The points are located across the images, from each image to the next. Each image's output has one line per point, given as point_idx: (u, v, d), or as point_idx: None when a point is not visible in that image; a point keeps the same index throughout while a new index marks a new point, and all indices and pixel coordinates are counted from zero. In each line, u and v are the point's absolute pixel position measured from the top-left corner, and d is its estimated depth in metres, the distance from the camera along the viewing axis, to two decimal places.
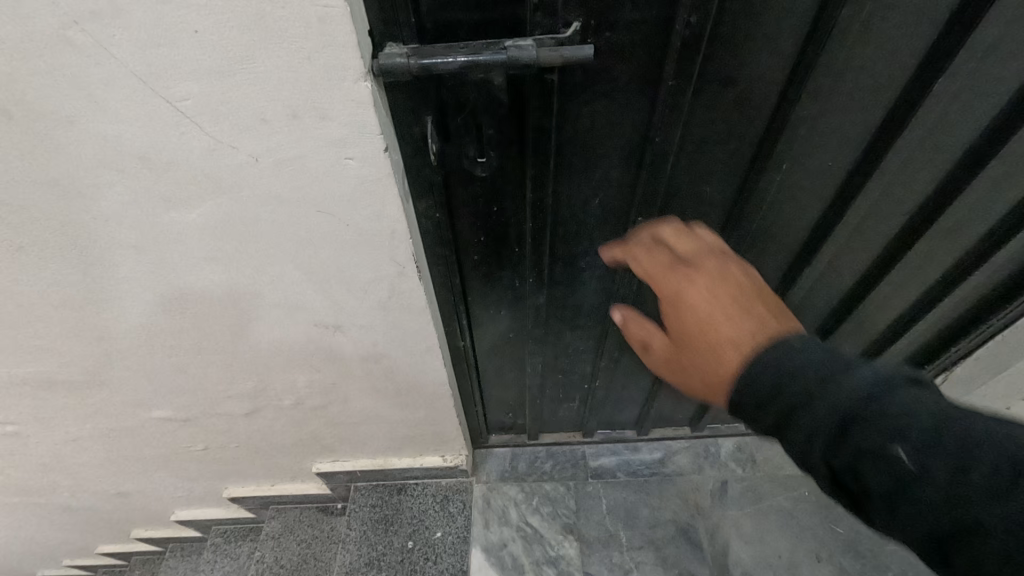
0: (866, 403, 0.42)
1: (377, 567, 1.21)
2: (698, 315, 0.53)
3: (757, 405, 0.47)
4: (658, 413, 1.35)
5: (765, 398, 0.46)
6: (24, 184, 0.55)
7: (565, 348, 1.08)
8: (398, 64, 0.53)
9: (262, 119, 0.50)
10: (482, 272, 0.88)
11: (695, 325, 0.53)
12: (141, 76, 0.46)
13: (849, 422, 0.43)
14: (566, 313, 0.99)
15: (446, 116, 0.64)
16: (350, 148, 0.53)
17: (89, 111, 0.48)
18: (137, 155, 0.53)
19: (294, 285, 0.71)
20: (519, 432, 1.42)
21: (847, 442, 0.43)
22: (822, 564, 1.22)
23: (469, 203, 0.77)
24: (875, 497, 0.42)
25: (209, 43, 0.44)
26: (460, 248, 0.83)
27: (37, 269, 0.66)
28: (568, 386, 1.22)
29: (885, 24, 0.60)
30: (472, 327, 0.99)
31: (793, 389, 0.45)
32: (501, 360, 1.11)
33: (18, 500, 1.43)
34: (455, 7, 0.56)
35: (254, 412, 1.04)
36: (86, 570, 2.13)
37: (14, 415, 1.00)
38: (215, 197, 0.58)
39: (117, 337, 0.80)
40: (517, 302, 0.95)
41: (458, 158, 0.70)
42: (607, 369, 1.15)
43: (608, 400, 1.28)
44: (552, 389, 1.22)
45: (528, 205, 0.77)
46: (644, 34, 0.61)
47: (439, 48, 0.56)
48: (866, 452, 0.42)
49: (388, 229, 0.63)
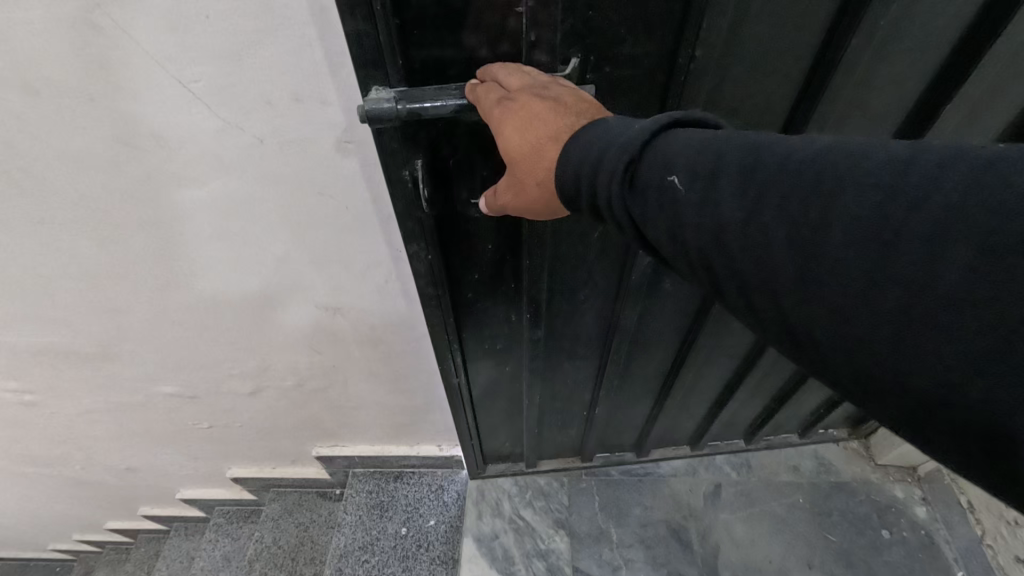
0: (821, 208, 0.31)
1: (370, 550, 1.23)
2: (527, 137, 0.46)
3: (700, 256, 0.36)
4: (658, 435, 1.32)
5: (705, 240, 0.35)
6: (48, 158, 0.59)
7: (564, 376, 1.07)
8: (385, 111, 0.49)
9: (267, 102, 0.53)
10: (476, 307, 0.83)
11: (526, 149, 0.46)
12: (156, 58, 0.50)
13: (806, 236, 0.31)
14: (566, 342, 0.97)
15: (438, 155, 0.59)
16: (349, 132, 0.56)
17: (108, 90, 0.52)
18: (151, 134, 0.56)
19: (296, 265, 0.75)
20: (516, 461, 1.36)
21: (808, 269, 0.31)
22: (814, 571, 1.21)
23: (463, 243, 0.71)
24: (876, 351, 0.29)
25: (221, 30, 0.47)
26: (455, 285, 0.77)
27: (54, 240, 0.70)
28: (566, 412, 1.19)
29: (895, 51, 0.60)
30: (467, 364, 0.95)
31: (731, 218, 0.34)
32: (499, 399, 1.08)
33: (32, 470, 1.49)
34: (444, 44, 0.50)
35: (257, 392, 1.08)
36: (95, 544, 2.20)
37: (30, 385, 1.05)
38: (221, 175, 0.61)
39: (128, 312, 0.84)
40: (511, 341, 0.93)
41: (450, 201, 0.64)
42: (604, 392, 1.13)
43: (607, 425, 1.27)
44: (550, 417, 1.19)
45: (523, 242, 0.72)
46: (648, 67, 0.57)
47: (431, 88, 0.52)
48: (834, 279, 0.30)
49: (386, 214, 0.66)
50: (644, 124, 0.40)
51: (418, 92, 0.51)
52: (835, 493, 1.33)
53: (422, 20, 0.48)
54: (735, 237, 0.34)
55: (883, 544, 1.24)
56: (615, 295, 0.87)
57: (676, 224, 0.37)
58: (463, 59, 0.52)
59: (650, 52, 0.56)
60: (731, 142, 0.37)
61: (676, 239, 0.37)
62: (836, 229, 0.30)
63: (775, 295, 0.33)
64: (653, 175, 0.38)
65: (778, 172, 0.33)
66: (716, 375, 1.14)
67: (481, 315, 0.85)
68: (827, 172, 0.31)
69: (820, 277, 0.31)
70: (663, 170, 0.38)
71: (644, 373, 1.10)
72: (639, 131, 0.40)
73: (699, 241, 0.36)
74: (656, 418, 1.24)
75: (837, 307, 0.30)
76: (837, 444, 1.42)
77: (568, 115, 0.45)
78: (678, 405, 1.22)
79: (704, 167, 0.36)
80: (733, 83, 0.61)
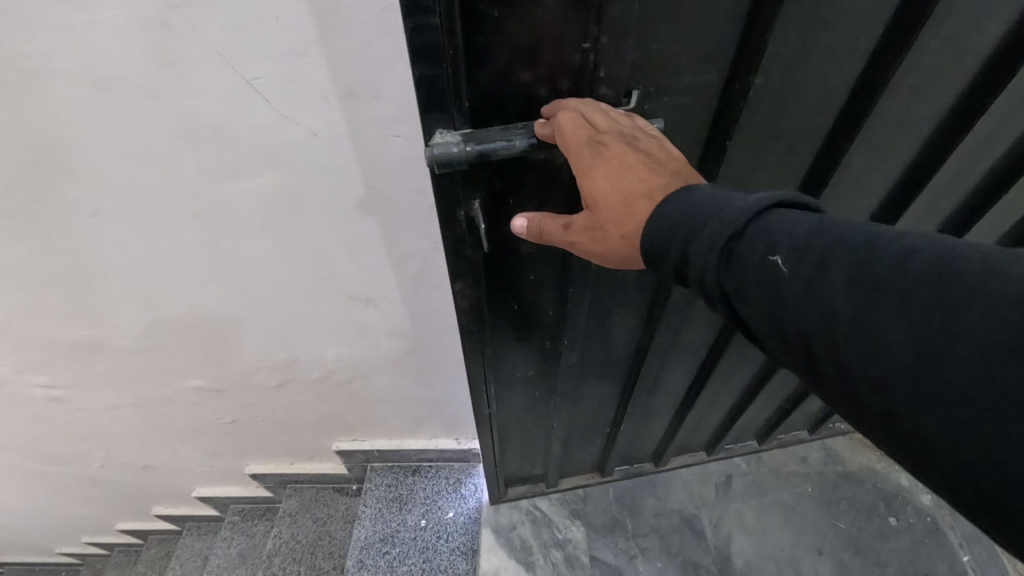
0: (933, 316, 0.32)
1: (390, 542, 1.26)
2: (624, 189, 0.50)
3: (800, 341, 0.38)
4: (678, 445, 1.33)
5: (805, 325, 0.37)
6: (110, 152, 0.62)
7: (588, 397, 1.08)
8: (455, 153, 0.52)
9: (323, 97, 0.57)
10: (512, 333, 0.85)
11: (621, 199, 0.51)
12: (224, 56, 0.53)
13: (913, 341, 0.33)
14: (594, 363, 0.98)
15: (494, 192, 0.62)
16: (397, 126, 0.60)
17: (175, 87, 0.55)
18: (210, 128, 0.60)
19: (334, 257, 0.78)
20: (536, 482, 1.34)
21: (914, 372, 0.33)
22: (824, 557, 1.24)
23: (509, 273, 0.74)
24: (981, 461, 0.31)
25: (288, 30, 0.51)
26: (495, 315, 0.80)
27: (103, 232, 0.72)
28: (588, 430, 1.20)
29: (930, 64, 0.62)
30: (497, 394, 0.98)
31: (836, 311, 0.36)
32: (526, 421, 1.09)
33: (50, 469, 1.51)
34: (508, 82, 0.53)
35: (283, 385, 1.10)
36: (103, 547, 2.19)
37: (60, 380, 1.08)
38: (272, 168, 0.64)
39: (166, 304, 0.87)
40: (543, 365, 0.95)
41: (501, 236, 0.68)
42: (630, 409, 1.13)
43: (629, 442, 1.26)
44: (574, 438, 1.20)
45: (566, 270, 0.75)
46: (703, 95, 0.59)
47: (496, 129, 0.55)
48: (943, 386, 0.32)
49: (425, 204, 0.70)
50: (746, 201, 0.42)
51: (483, 133, 0.54)
52: (843, 482, 1.36)
53: (489, 59, 0.50)
54: (840, 327, 0.36)
55: (890, 531, 1.28)
56: (648, 306, 0.87)
57: (777, 306, 0.39)
58: (522, 97, 0.55)
59: (704, 83, 0.57)
60: (839, 230, 0.38)
61: (769, 314, 0.39)
62: (948, 339, 0.32)
63: (875, 388, 0.35)
64: (754, 255, 0.40)
65: (890, 273, 0.35)
66: (735, 381, 1.16)
67: (517, 333, 0.86)
68: (945, 281, 0.33)
69: (927, 383, 0.32)
70: (765, 252, 0.39)
71: (670, 386, 1.11)
72: (738, 209, 0.41)
73: (800, 324, 0.38)
74: (677, 428, 1.24)
75: (942, 411, 0.32)
76: (844, 437, 1.45)
77: (663, 175, 0.50)
78: (698, 415, 1.23)
79: (811, 257, 0.37)
80: (781, 105, 0.62)
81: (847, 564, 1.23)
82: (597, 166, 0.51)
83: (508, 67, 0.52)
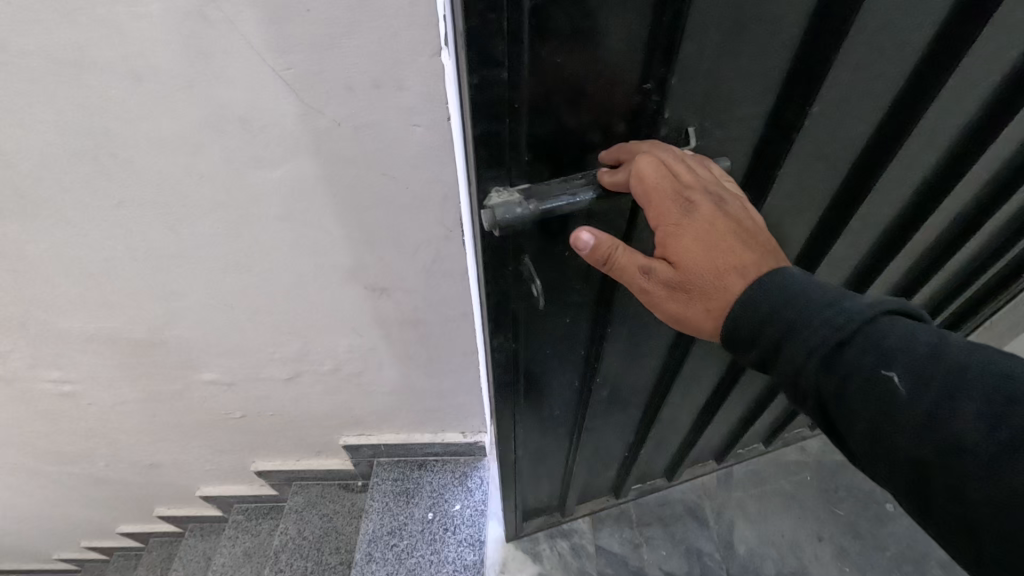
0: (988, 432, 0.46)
1: (399, 534, 1.29)
2: (719, 259, 0.60)
3: (876, 423, 0.51)
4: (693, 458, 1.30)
5: (879, 412, 0.51)
6: (139, 143, 0.64)
7: (608, 422, 1.07)
8: (521, 215, 0.58)
9: (349, 88, 0.59)
10: (541, 368, 0.86)
11: (714, 266, 0.60)
12: (255, 47, 0.56)
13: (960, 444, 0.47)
14: (616, 388, 0.99)
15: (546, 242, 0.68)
16: (418, 116, 0.62)
17: (207, 77, 0.58)
18: (239, 118, 0.62)
19: (350, 246, 0.80)
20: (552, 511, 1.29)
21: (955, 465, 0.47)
22: (824, 543, 1.27)
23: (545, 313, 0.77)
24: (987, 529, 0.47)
25: (318, 22, 0.54)
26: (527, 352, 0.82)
27: (127, 221, 0.75)
28: (607, 455, 1.18)
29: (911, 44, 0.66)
30: (520, 432, 0.96)
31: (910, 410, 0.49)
32: (546, 451, 1.07)
33: (55, 468, 1.51)
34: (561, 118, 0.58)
35: (294, 377, 1.12)
36: (103, 552, 2.18)
37: (71, 374, 1.09)
38: (295, 158, 0.67)
39: (184, 295, 0.89)
40: (567, 397, 0.96)
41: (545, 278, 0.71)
42: (655, 425, 1.12)
43: (646, 459, 1.23)
44: (591, 463, 1.18)
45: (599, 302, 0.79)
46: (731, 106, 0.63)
47: (557, 186, 0.61)
48: (977, 480, 0.46)
49: (441, 193, 0.72)
50: (860, 305, 0.54)
51: (548, 193, 0.61)
52: (842, 470, 1.39)
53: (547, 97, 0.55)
54: (916, 419, 0.49)
55: (888, 517, 1.31)
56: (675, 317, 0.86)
57: (865, 392, 0.52)
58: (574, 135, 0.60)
59: (730, 93, 0.62)
60: (934, 346, 0.51)
61: (862, 399, 0.52)
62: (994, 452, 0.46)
63: (922, 466, 0.49)
64: (858, 352, 0.52)
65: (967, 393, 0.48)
66: (750, 393, 1.14)
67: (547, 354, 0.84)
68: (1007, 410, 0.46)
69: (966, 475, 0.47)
70: (869, 353, 0.52)
71: (687, 404, 1.11)
72: (855, 312, 0.53)
73: (881, 409, 0.51)
74: (693, 443, 1.23)
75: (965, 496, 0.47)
76: None
77: (751, 248, 0.60)
78: (712, 427, 1.22)
79: (911, 365, 0.50)
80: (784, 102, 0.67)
81: (846, 550, 1.26)
82: (694, 230, 0.60)
83: (561, 115, 0.58)
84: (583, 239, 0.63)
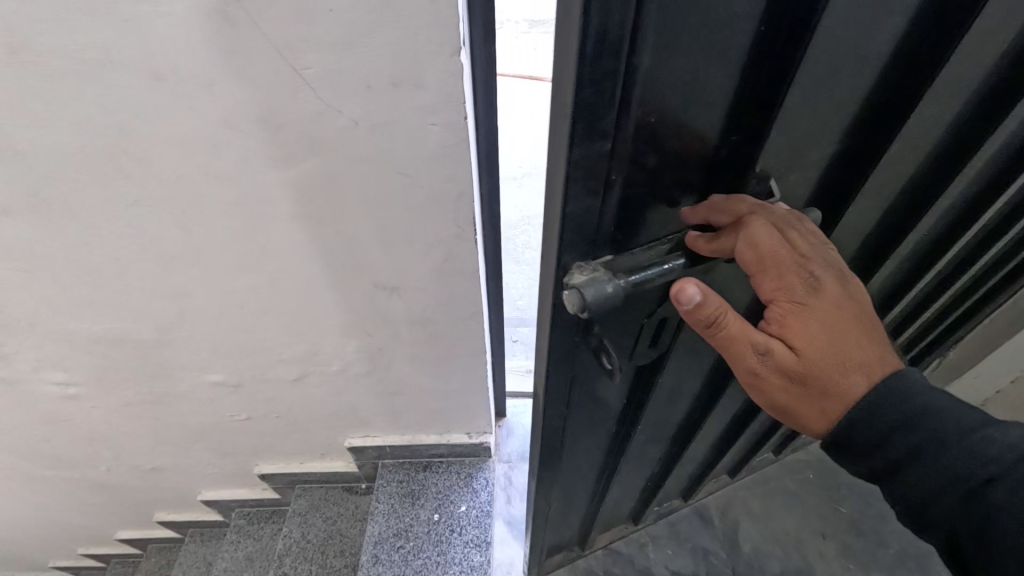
0: None
1: (404, 536, 1.29)
2: (842, 348, 0.56)
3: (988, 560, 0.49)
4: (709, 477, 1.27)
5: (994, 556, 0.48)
6: (156, 142, 0.65)
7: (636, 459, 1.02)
8: (614, 291, 0.52)
9: (367, 87, 0.60)
10: (583, 418, 0.81)
11: (836, 357, 0.56)
12: (277, 47, 0.56)
13: None
14: (650, 427, 0.93)
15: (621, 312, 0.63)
16: (435, 115, 0.63)
17: (227, 77, 0.58)
18: (257, 117, 0.63)
19: (363, 245, 0.81)
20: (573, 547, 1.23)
21: None
22: (828, 541, 1.28)
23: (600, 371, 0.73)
24: None
25: (339, 22, 0.54)
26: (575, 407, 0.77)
27: (139, 220, 0.75)
28: (630, 489, 1.12)
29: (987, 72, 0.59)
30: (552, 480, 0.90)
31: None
32: (573, 495, 1.00)
33: (55, 473, 1.50)
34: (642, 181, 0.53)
35: (301, 378, 1.12)
36: (100, 559, 2.15)
37: (76, 376, 1.08)
38: (312, 157, 0.68)
39: (194, 295, 0.89)
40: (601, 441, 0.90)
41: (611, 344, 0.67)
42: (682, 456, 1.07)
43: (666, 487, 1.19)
44: (614, 499, 1.12)
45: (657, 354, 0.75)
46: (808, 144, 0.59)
47: (643, 259, 0.57)
48: None
49: (455, 191, 0.73)
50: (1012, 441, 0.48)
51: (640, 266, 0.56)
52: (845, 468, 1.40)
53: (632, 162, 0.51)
54: None
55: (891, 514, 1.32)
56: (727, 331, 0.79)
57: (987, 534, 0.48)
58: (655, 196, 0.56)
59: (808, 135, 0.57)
60: None
61: (981, 533, 0.49)
62: None
63: None
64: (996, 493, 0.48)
65: None
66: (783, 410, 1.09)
67: (594, 384, 0.77)
68: None
69: None
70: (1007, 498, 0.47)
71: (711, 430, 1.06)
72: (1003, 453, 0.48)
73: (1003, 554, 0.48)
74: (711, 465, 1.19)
75: None
76: None
77: (871, 337, 0.57)
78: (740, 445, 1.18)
79: None
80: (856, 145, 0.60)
81: (850, 547, 1.27)
82: (817, 313, 0.57)
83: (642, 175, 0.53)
84: (685, 294, 0.56)
